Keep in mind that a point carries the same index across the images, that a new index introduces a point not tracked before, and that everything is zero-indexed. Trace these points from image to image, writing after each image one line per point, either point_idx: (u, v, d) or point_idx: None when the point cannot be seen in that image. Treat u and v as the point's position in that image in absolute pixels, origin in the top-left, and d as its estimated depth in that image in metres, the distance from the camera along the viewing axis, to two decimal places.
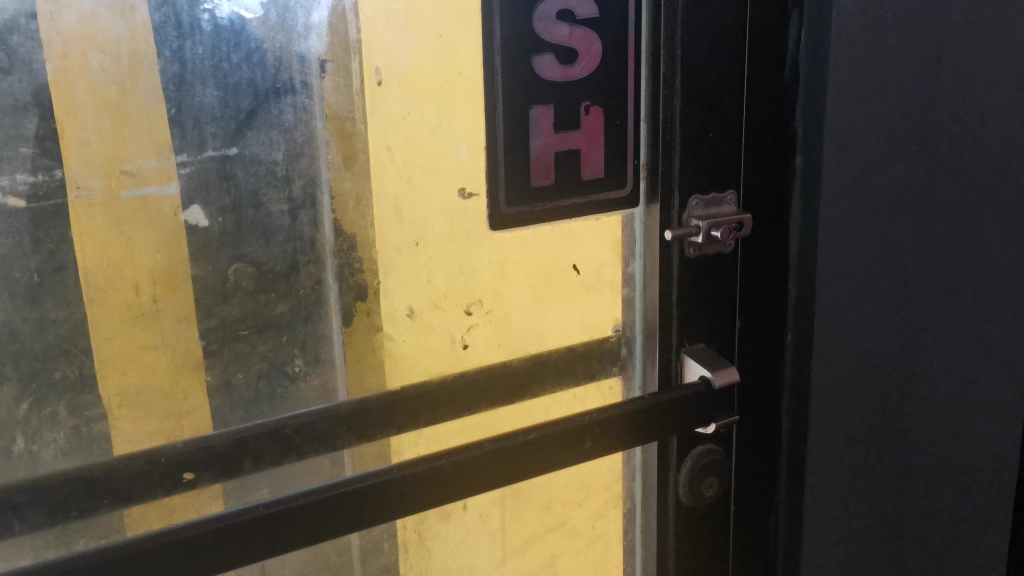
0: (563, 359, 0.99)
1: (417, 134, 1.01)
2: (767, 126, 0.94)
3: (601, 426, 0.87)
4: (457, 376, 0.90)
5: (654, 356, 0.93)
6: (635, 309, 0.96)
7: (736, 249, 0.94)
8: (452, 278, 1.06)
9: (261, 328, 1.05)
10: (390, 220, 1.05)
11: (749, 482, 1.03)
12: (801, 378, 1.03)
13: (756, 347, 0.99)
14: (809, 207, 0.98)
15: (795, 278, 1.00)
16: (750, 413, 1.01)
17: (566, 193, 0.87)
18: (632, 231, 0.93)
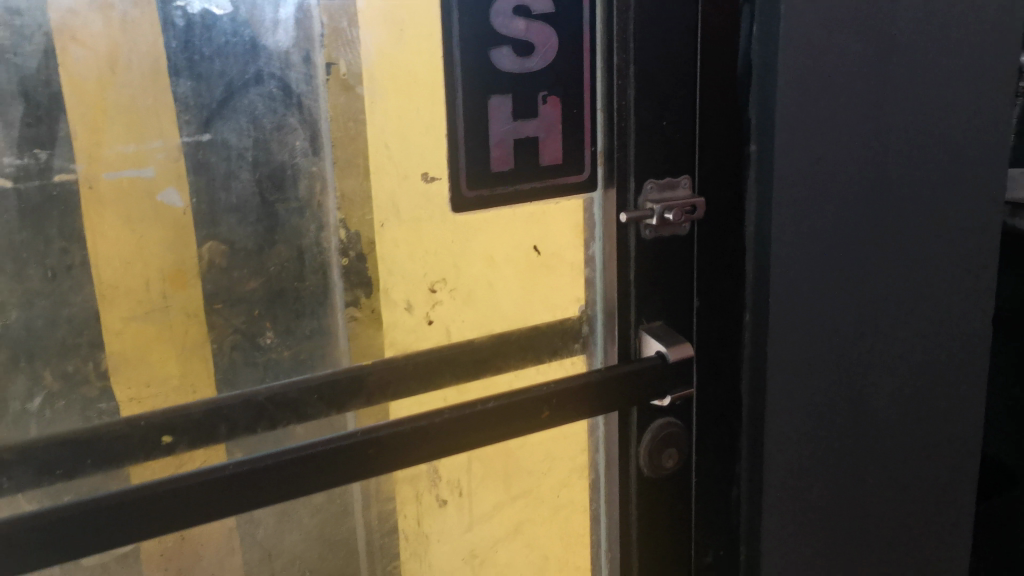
0: (526, 335, 1.04)
1: (409, 131, 1.06)
2: (722, 115, 0.99)
3: (558, 397, 0.92)
4: (426, 351, 0.95)
5: (613, 333, 0.99)
6: (597, 289, 1.01)
7: (692, 230, 1.00)
8: (429, 262, 1.10)
9: (234, 302, 1.07)
10: (388, 216, 1.10)
11: (710, 454, 1.08)
12: (760, 356, 1.07)
13: (714, 326, 1.04)
14: (764, 192, 1.03)
15: (752, 260, 1.05)
16: (707, 390, 1.05)
17: (525, 178, 0.92)
18: (592, 215, 0.99)
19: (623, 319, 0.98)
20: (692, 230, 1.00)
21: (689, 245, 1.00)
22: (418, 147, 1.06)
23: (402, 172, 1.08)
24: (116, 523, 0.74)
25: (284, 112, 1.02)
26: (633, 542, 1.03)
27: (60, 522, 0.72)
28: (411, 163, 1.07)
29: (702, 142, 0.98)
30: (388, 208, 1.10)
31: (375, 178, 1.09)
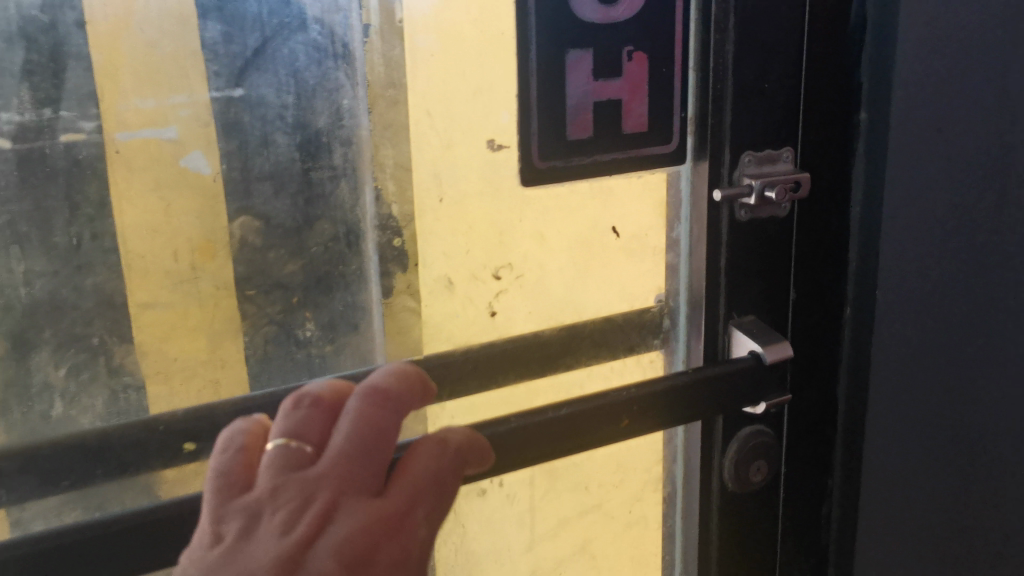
0: (601, 329, 0.86)
1: (456, 98, 0.76)
2: (831, 77, 0.86)
3: (642, 402, 0.80)
4: (488, 345, 0.82)
5: (699, 329, 0.87)
6: (681, 276, 0.88)
7: (792, 211, 0.86)
8: (486, 237, 0.81)
9: (268, 286, 0.75)
10: (428, 181, 0.78)
11: (803, 467, 0.96)
12: (862, 354, 0.96)
13: (812, 321, 0.91)
14: (875, 171, 0.90)
15: (856, 248, 0.93)
16: (804, 392, 0.93)
17: (605, 147, 0.79)
18: (678, 191, 0.85)
19: (710, 312, 0.86)
20: (791, 211, 0.86)
21: (788, 228, 0.87)
22: (469, 116, 0.77)
23: (439, 146, 0.77)
24: (127, 551, 0.63)
25: (332, 70, 0.73)
26: (712, 565, 0.92)
27: (61, 549, 0.61)
28: (459, 137, 0.78)
29: (805, 110, 0.85)
30: (433, 180, 0.78)
31: (417, 151, 0.77)
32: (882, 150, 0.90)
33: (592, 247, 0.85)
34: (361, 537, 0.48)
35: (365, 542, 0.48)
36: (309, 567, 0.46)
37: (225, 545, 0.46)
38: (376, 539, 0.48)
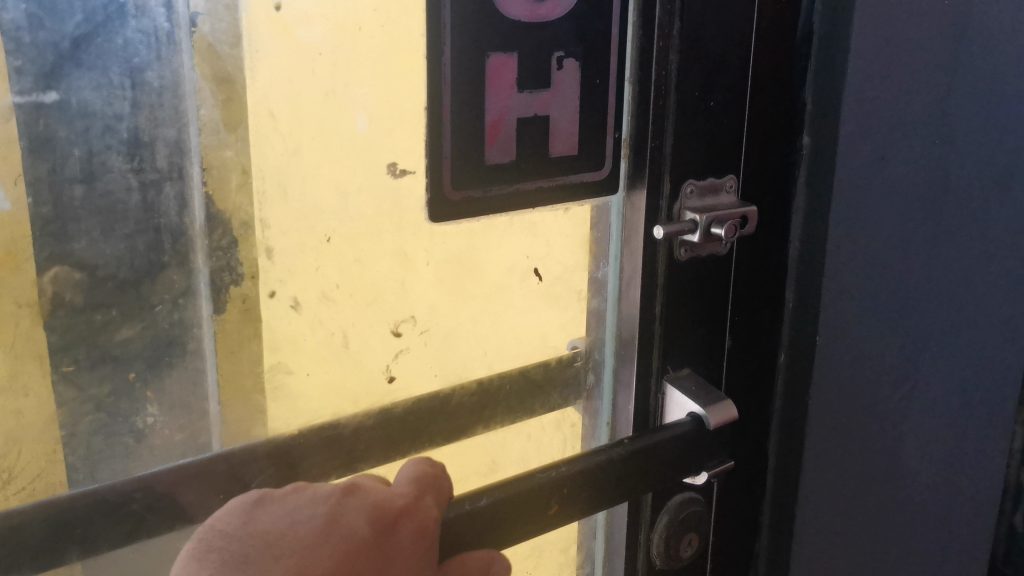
0: (514, 389, 0.73)
1: (306, 97, 0.60)
2: (778, 93, 0.74)
3: (576, 482, 0.67)
4: (383, 414, 0.66)
5: (631, 386, 0.73)
6: (607, 326, 0.74)
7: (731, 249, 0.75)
8: (376, 282, 0.65)
9: (92, 355, 0.58)
10: (274, 198, 0.61)
11: (732, 534, 0.83)
12: (794, 406, 0.83)
13: (745, 369, 0.80)
14: (815, 199, 0.78)
15: (795, 286, 0.81)
16: (736, 451, 0.80)
17: (528, 173, 0.65)
18: (607, 226, 0.71)
19: (643, 366, 0.73)
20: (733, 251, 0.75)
21: (727, 269, 0.75)
22: (321, 118, 0.60)
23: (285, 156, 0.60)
24: None
25: (178, 68, 0.55)
26: None
27: None
28: (312, 145, 0.61)
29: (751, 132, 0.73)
30: (310, 213, 0.62)
31: (258, 159, 0.60)
32: (821, 172, 0.77)
33: (500, 292, 0.71)
34: (384, 501, 0.54)
35: (387, 508, 0.54)
36: (344, 517, 0.52)
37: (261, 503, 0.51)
38: (397, 514, 0.54)
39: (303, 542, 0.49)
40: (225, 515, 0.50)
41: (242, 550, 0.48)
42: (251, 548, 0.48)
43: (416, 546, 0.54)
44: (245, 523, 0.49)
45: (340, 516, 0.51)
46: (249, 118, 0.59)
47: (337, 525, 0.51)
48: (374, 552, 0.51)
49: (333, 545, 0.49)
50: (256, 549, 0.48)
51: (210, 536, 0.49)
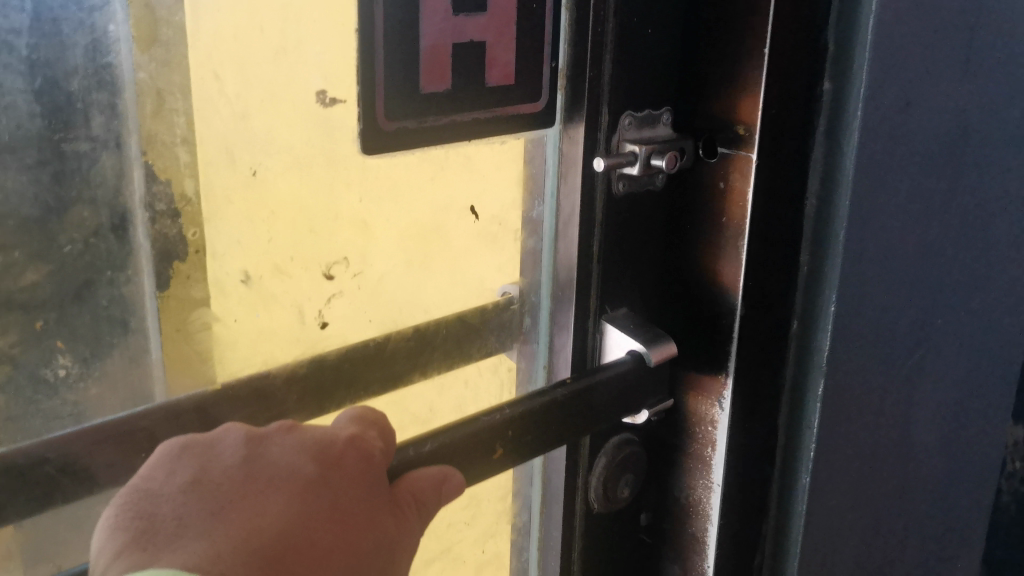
0: (452, 335, 0.69)
1: (252, 58, 0.61)
2: (800, 34, 0.68)
3: (516, 428, 0.65)
4: (320, 362, 0.62)
5: (569, 324, 0.71)
6: (542, 265, 0.71)
7: (716, 197, 0.72)
8: (307, 225, 0.63)
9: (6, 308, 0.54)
10: (222, 167, 0.62)
11: (738, 514, 0.80)
12: (806, 381, 0.77)
13: (757, 339, 0.75)
14: (832, 159, 0.72)
15: (810, 250, 0.75)
16: (742, 427, 0.77)
17: (463, 103, 0.61)
18: (543, 162, 0.69)
19: (581, 306, 0.71)
20: (721, 201, 0.72)
21: (711, 226, 0.73)
22: (271, 79, 0.61)
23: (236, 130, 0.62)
24: None
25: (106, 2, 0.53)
26: None
27: None
28: (260, 109, 0.62)
29: (733, 72, 0.69)
30: (241, 151, 0.62)
31: (202, 119, 0.61)
32: (845, 122, 0.71)
33: (438, 232, 0.68)
34: (323, 442, 0.55)
35: (328, 448, 0.55)
36: (283, 464, 0.53)
37: (194, 453, 0.52)
38: (340, 450, 0.55)
39: (237, 495, 0.51)
40: (150, 474, 0.51)
41: (176, 512, 0.49)
42: (183, 509, 0.49)
43: (363, 479, 0.55)
44: (172, 480, 0.50)
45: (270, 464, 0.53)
46: (192, 80, 0.60)
47: (275, 473, 0.52)
48: (315, 492, 0.53)
49: (266, 497, 0.51)
50: (191, 506, 0.50)
51: (141, 494, 0.50)
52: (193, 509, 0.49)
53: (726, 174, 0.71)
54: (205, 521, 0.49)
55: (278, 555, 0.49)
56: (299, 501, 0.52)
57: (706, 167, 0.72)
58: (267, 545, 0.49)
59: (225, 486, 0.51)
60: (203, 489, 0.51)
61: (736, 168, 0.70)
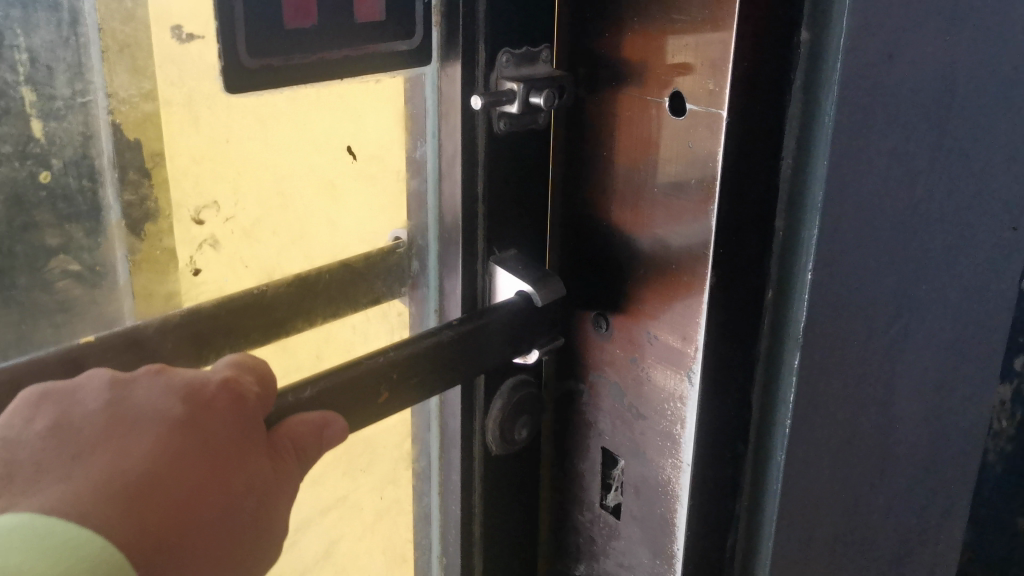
0: (337, 282, 0.68)
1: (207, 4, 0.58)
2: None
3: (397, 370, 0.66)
4: (201, 309, 0.61)
5: (456, 266, 0.70)
6: (428, 208, 0.71)
7: (689, 156, 0.68)
8: (230, 168, 0.66)
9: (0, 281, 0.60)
10: (182, 114, 0.65)
11: (708, 490, 0.79)
12: (781, 351, 0.76)
13: (730, 310, 0.73)
14: (810, 119, 0.70)
15: (785, 216, 0.73)
16: (713, 401, 0.75)
17: (331, 40, 0.60)
18: (421, 101, 0.68)
19: (468, 249, 0.70)
20: (693, 163, 0.68)
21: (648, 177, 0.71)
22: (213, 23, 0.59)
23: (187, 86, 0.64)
24: None
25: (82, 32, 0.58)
26: (474, 548, 0.74)
27: None
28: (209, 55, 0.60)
29: (703, 16, 0.64)
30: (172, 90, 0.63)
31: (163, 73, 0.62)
32: (823, 78, 0.68)
33: (325, 180, 0.71)
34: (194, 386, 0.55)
35: (199, 392, 0.55)
36: (151, 409, 0.53)
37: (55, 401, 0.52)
38: (213, 394, 0.55)
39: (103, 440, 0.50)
40: (7, 422, 0.50)
41: (35, 458, 0.49)
42: (43, 454, 0.49)
43: (237, 421, 0.55)
44: (30, 426, 0.50)
45: (136, 406, 0.52)
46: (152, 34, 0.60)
47: (143, 417, 0.52)
48: (187, 434, 0.53)
49: (132, 437, 0.51)
50: (56, 453, 0.49)
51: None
52: (58, 456, 0.49)
53: (693, 133, 0.67)
54: (66, 465, 0.49)
55: (141, 494, 0.49)
56: (169, 443, 0.51)
57: (655, 119, 0.69)
58: (129, 485, 0.49)
59: (87, 430, 0.51)
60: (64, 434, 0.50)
61: (704, 125, 0.66)
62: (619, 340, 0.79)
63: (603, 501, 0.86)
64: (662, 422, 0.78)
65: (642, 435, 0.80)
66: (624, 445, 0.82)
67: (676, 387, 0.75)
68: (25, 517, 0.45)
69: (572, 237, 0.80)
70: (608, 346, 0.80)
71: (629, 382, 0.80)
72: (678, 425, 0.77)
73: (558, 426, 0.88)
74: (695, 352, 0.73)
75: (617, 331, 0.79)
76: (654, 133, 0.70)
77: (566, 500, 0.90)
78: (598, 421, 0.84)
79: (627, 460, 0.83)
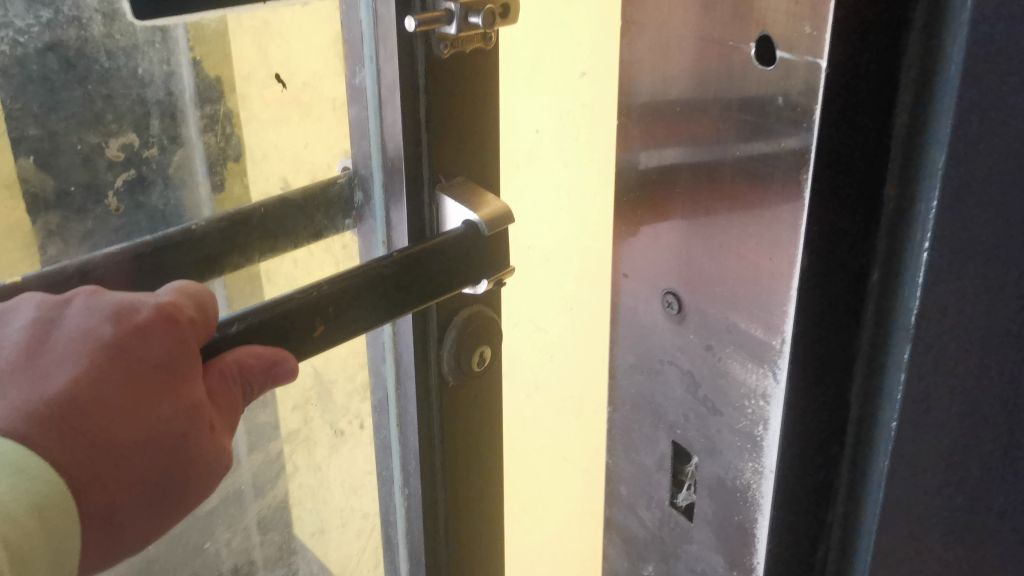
0: (274, 213, 0.67)
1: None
2: None
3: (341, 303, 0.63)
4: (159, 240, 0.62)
5: (399, 194, 0.69)
6: (372, 135, 0.69)
7: (768, 113, 0.55)
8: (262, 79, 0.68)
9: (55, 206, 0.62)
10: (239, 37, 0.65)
11: (804, 503, 0.68)
12: (890, 350, 0.60)
13: (818, 293, 0.59)
14: (934, 54, 0.52)
15: (897, 182, 0.57)
16: (804, 397, 0.63)
17: None
18: (358, 24, 0.65)
19: (410, 177, 0.68)
20: (784, 123, 0.55)
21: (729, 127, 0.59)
22: None
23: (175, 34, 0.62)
24: None
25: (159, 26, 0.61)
26: (435, 489, 0.71)
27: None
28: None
29: None
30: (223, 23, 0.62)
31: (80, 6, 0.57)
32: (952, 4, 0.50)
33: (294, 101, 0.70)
34: (131, 306, 0.53)
35: (135, 313, 0.53)
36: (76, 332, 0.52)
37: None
38: (152, 319, 0.53)
39: (27, 361, 0.50)
40: None
41: None
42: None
43: (171, 349, 0.53)
44: None
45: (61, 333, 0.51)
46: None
47: (67, 340, 0.51)
48: (113, 354, 0.51)
49: (57, 363, 0.50)
50: None
51: None
52: None
53: (789, 86, 0.53)
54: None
55: (59, 419, 0.48)
56: (91, 367, 0.50)
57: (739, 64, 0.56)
58: (43, 408, 0.48)
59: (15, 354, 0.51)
60: None
61: (801, 74, 0.52)
62: (692, 324, 0.68)
63: (675, 500, 0.77)
64: (742, 421, 0.66)
65: (719, 434, 0.69)
66: (698, 442, 0.72)
67: (756, 383, 0.64)
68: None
69: (645, 209, 0.69)
70: (679, 332, 0.70)
71: (703, 374, 0.69)
72: (760, 427, 0.65)
73: (629, 410, 0.79)
74: (782, 345, 0.60)
75: (689, 313, 0.68)
76: (731, 83, 0.57)
77: (634, 492, 0.81)
78: (669, 413, 0.74)
79: (701, 459, 0.72)
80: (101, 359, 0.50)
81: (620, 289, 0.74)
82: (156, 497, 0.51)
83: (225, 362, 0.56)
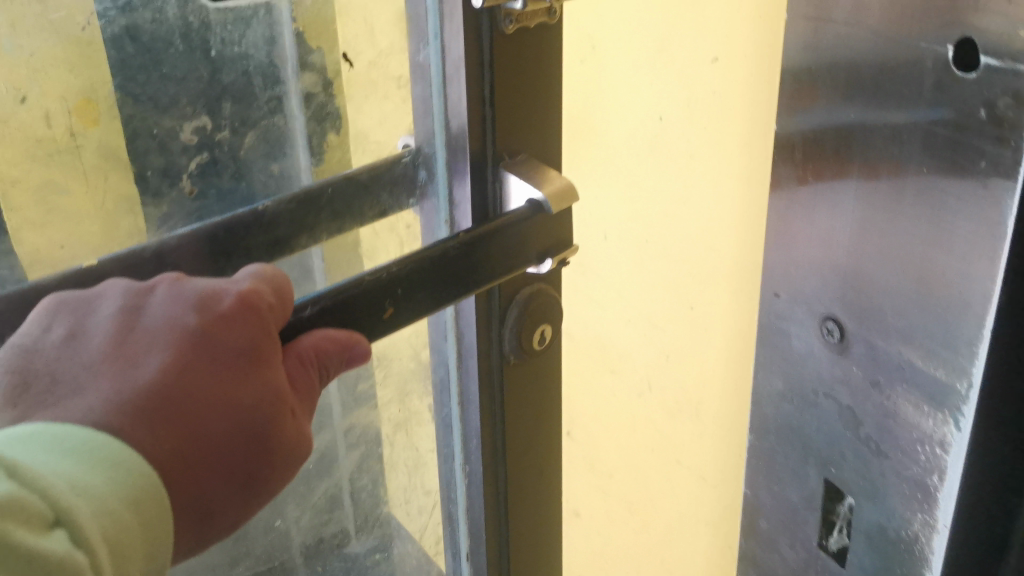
0: (341, 192, 0.68)
1: None
2: None
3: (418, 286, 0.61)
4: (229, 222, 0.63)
5: (462, 172, 0.68)
6: (434, 114, 0.68)
7: (969, 123, 0.58)
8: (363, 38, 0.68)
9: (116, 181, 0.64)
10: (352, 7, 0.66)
11: (966, 535, 0.71)
12: None
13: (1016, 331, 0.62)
14: None
15: None
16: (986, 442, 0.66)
17: None
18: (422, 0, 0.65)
19: (475, 155, 0.67)
20: (986, 137, 0.57)
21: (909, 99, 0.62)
22: None
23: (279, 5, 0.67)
24: None
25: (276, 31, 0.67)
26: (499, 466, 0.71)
27: None
28: None
29: None
30: None
31: None
32: None
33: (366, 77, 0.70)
34: (206, 296, 0.50)
35: (212, 299, 0.50)
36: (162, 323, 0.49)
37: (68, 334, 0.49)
38: (234, 309, 0.50)
39: (110, 357, 0.47)
40: (26, 331, 0.49)
41: (50, 366, 0.47)
42: (57, 362, 0.47)
43: (260, 337, 0.50)
44: (48, 334, 0.49)
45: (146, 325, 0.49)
46: None
47: (164, 330, 0.48)
48: (195, 344, 0.48)
49: (145, 356, 0.47)
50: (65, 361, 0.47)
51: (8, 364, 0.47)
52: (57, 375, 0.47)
53: (992, 94, 0.56)
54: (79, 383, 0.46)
55: (152, 407, 0.45)
56: (182, 358, 0.47)
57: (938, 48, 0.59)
58: (140, 394, 0.45)
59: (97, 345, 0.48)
60: (78, 345, 0.48)
61: (1004, 82, 0.55)
62: (856, 355, 0.73)
63: (824, 541, 0.83)
64: (914, 468, 0.71)
65: (882, 477, 0.74)
66: (855, 485, 0.77)
67: (931, 429, 0.68)
68: (38, 425, 0.43)
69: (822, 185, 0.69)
70: (841, 363, 0.74)
71: (866, 409, 0.73)
72: (932, 475, 0.70)
73: (773, 440, 0.84)
74: (968, 390, 0.65)
75: (853, 342, 0.72)
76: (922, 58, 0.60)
77: (775, 527, 0.88)
78: (817, 444, 0.80)
79: (858, 500, 0.77)
80: (188, 348, 0.48)
81: (777, 311, 0.79)
82: (245, 478, 0.48)
83: (302, 345, 0.54)
